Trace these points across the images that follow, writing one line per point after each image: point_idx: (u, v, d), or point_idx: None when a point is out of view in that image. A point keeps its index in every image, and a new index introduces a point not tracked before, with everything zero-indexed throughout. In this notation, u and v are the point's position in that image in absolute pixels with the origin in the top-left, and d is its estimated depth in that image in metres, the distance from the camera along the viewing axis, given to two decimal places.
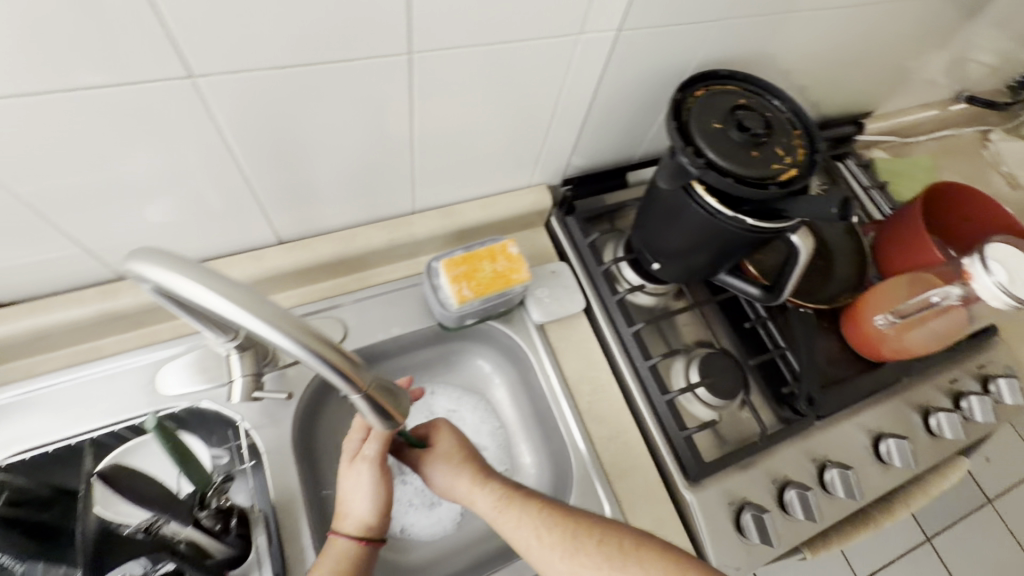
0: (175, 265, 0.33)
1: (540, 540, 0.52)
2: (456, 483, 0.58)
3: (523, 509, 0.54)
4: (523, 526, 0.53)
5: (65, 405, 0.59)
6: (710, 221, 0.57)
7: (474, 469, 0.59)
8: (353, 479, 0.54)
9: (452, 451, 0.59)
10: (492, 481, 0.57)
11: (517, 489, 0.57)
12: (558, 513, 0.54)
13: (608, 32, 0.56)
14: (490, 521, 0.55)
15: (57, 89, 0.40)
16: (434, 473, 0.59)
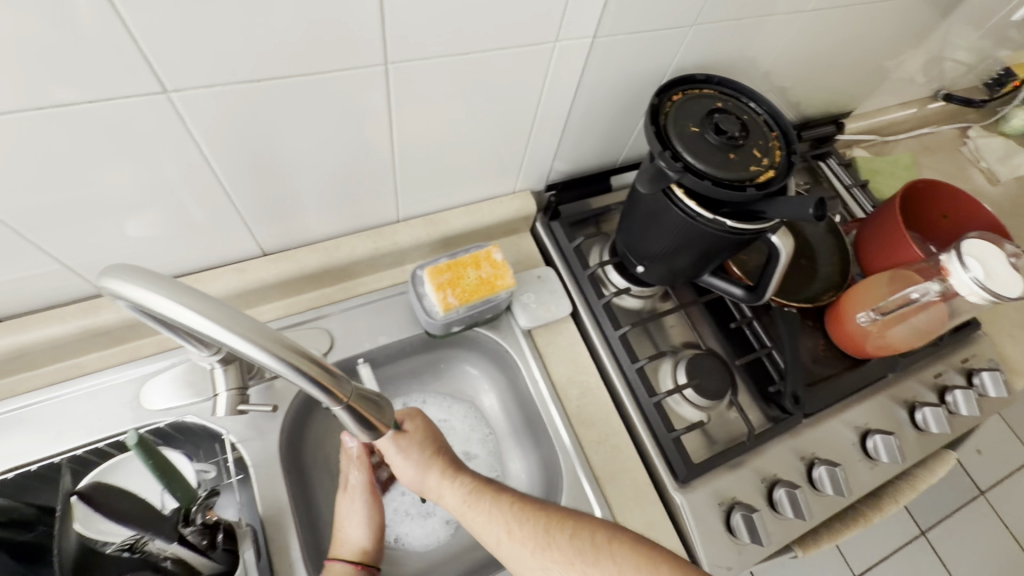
0: (146, 282, 0.33)
1: (509, 535, 0.51)
2: (426, 479, 0.56)
3: (494, 505, 0.53)
4: (493, 521, 0.52)
5: (47, 425, 0.58)
6: (690, 223, 0.58)
7: (444, 463, 0.57)
8: (346, 508, 0.55)
9: (424, 445, 0.57)
10: (462, 476, 0.56)
11: (489, 485, 0.55)
12: (529, 507, 0.53)
13: (585, 39, 0.56)
14: (459, 517, 0.54)
15: (29, 107, 0.40)
16: (403, 467, 0.56)
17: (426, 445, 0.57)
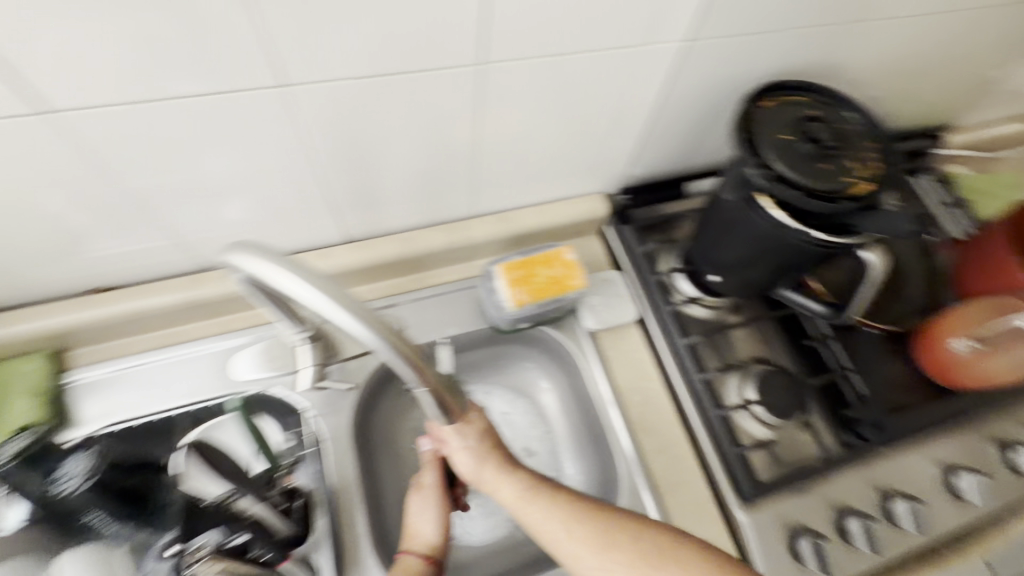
0: (264, 256, 0.36)
1: (569, 534, 0.49)
2: (482, 471, 0.53)
3: (553, 502, 0.51)
4: (552, 519, 0.50)
5: (152, 386, 0.64)
6: (774, 233, 0.56)
7: (501, 455, 0.53)
8: (417, 506, 0.56)
9: (484, 439, 0.53)
10: (519, 470, 0.53)
11: (545, 480, 0.53)
12: (590, 506, 0.51)
13: (672, 43, 0.56)
14: (515, 512, 0.51)
15: (167, 97, 0.45)
16: (461, 458, 0.53)
17: (485, 437, 0.53)
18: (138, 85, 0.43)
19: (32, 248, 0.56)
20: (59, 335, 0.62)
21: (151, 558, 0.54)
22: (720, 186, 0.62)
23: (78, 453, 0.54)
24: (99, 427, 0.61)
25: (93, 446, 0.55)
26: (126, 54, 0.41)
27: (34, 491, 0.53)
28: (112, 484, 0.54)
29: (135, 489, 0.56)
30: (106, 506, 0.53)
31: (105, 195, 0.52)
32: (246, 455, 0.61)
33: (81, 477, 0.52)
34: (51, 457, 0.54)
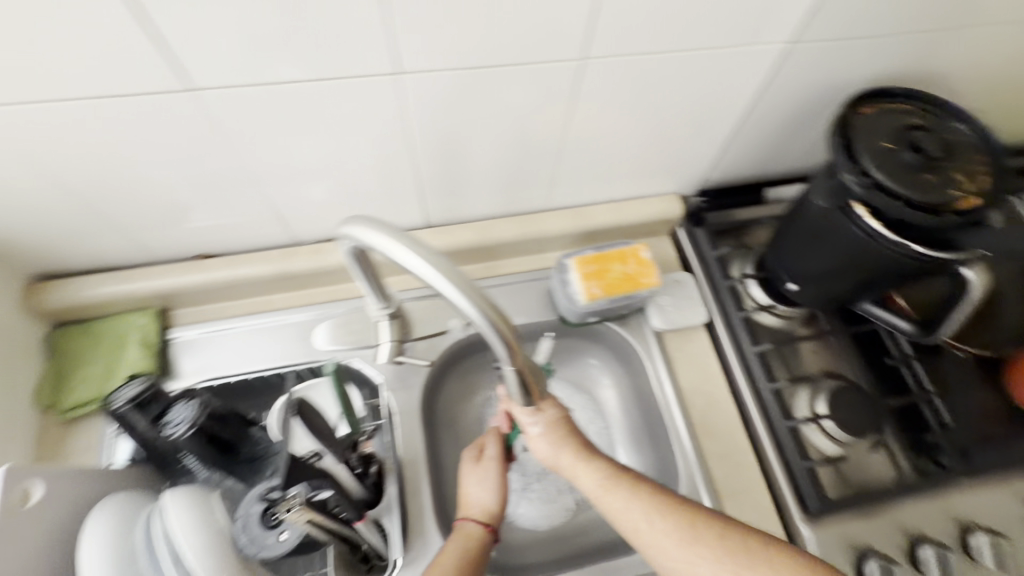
0: (385, 229, 0.39)
1: (652, 525, 0.50)
2: (560, 456, 0.56)
3: (632, 492, 0.52)
4: (633, 508, 0.51)
5: (242, 349, 0.69)
6: (866, 243, 0.55)
7: (578, 444, 0.56)
8: (476, 475, 0.58)
9: (560, 423, 0.56)
10: (597, 458, 0.55)
11: (624, 470, 0.55)
12: (671, 499, 0.51)
13: (777, 44, 0.56)
14: (593, 499, 0.53)
15: (297, 79, 0.48)
16: (539, 441, 0.56)
17: (561, 423, 0.56)
18: (275, 67, 0.47)
19: (152, 212, 0.61)
20: (164, 295, 0.67)
21: (246, 500, 0.53)
22: (808, 193, 0.61)
23: (185, 401, 0.56)
24: (195, 382, 0.66)
25: (196, 396, 0.57)
26: (271, 37, 0.44)
27: (147, 430, 0.56)
28: (215, 435, 0.57)
29: (231, 442, 0.59)
30: (205, 453, 0.58)
31: (222, 167, 0.57)
32: (337, 420, 0.65)
33: (187, 424, 0.55)
34: (160, 400, 0.57)
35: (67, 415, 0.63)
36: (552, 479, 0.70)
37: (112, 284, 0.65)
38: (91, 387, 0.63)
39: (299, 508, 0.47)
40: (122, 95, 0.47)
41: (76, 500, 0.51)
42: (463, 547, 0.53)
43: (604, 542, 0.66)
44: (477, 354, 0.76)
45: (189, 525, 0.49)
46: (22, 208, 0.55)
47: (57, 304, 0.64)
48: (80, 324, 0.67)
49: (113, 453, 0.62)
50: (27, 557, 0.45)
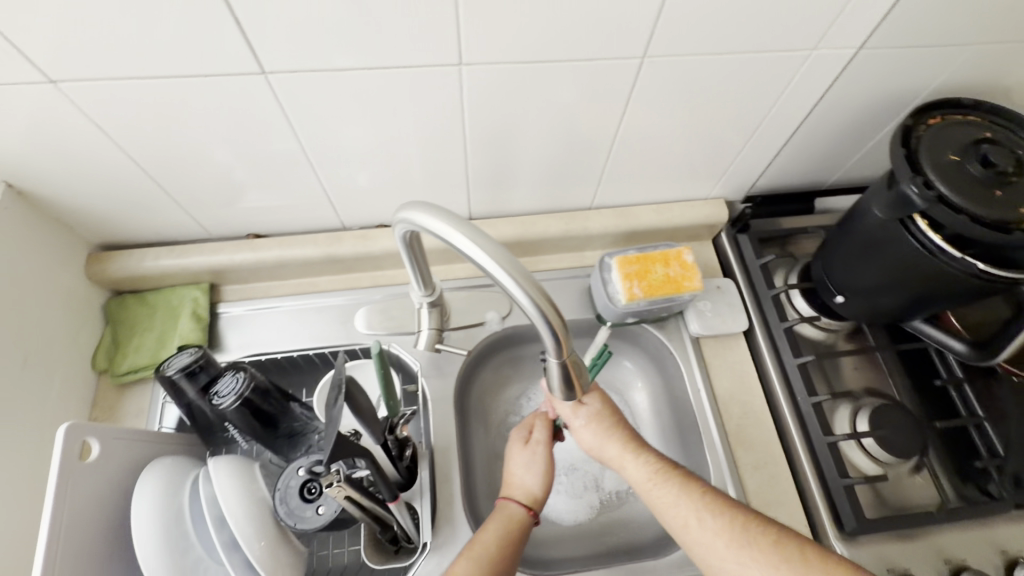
0: (444, 216, 0.41)
1: (701, 522, 0.51)
2: (608, 447, 0.58)
3: (683, 489, 0.53)
4: (682, 504, 0.52)
5: (286, 327, 0.71)
6: (923, 257, 0.53)
7: (627, 437, 0.59)
8: (523, 457, 0.60)
9: (605, 414, 0.60)
10: (645, 452, 0.57)
11: (673, 466, 0.56)
12: (722, 501, 0.52)
13: (845, 50, 0.54)
14: (641, 492, 0.55)
15: (363, 66, 0.50)
16: (584, 431, 0.60)
17: (605, 414, 0.60)
18: (344, 54, 0.48)
19: (210, 191, 0.63)
20: (216, 271, 0.69)
21: (286, 472, 0.55)
22: (865, 203, 0.59)
23: (232, 373, 0.58)
24: (239, 355, 0.69)
25: (243, 370, 0.58)
26: (344, 25, 0.46)
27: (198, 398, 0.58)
28: (257, 407, 0.58)
29: (272, 415, 0.59)
30: (248, 425, 0.58)
31: (279, 149, 0.58)
32: (377, 398, 0.67)
33: (234, 396, 0.56)
34: (209, 370, 0.58)
35: (120, 379, 0.66)
36: (578, 474, 0.70)
37: (168, 258, 0.68)
38: (146, 354, 0.66)
39: (337, 485, 0.48)
40: (195, 76, 0.48)
41: (130, 457, 0.53)
42: (505, 525, 0.54)
43: (631, 545, 0.66)
44: (512, 348, 0.77)
45: (236, 491, 0.51)
46: (94, 179, 0.58)
47: (117, 274, 0.67)
48: (136, 294, 0.70)
49: (162, 417, 0.64)
50: (86, 507, 0.47)
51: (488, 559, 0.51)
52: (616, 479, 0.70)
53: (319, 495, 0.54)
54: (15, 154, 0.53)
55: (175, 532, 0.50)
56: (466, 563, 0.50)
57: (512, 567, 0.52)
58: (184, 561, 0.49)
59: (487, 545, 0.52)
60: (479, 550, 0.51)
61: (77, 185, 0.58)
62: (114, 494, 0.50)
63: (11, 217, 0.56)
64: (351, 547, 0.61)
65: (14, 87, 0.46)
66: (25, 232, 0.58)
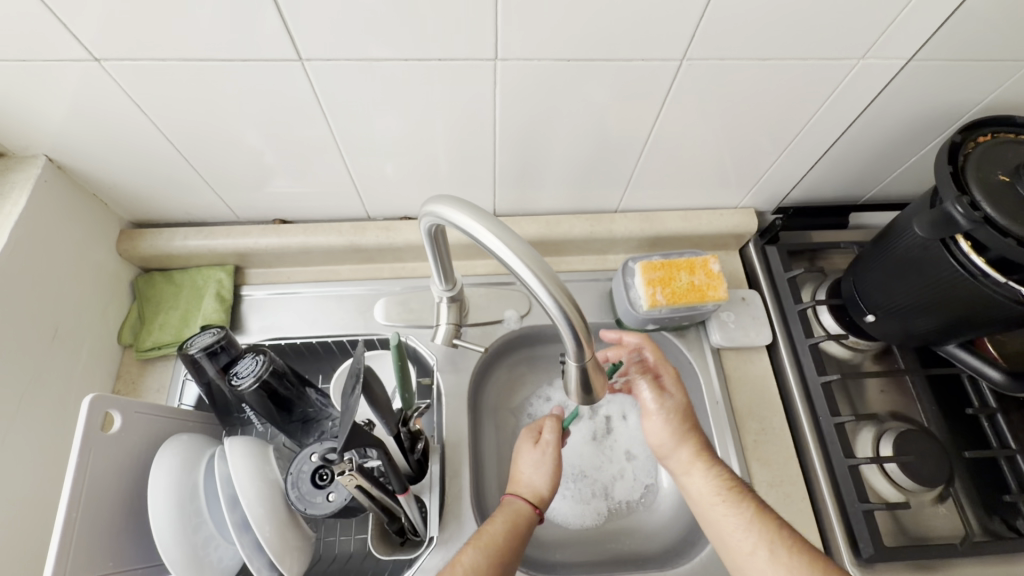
0: (471, 211, 0.40)
1: (770, 553, 0.50)
2: (680, 451, 0.59)
3: (754, 517, 0.52)
4: (753, 530, 0.51)
5: (306, 313, 0.72)
6: (963, 280, 0.51)
7: (700, 448, 0.58)
8: (533, 457, 0.59)
9: (684, 413, 0.60)
10: (717, 467, 0.57)
11: (744, 489, 0.55)
12: (795, 538, 0.51)
13: (894, 60, 0.53)
14: (704, 504, 0.55)
15: (398, 57, 0.49)
16: (656, 423, 0.61)
17: (684, 412, 0.60)
18: (380, 45, 0.48)
19: (241, 175, 0.64)
20: (241, 253, 0.70)
21: (298, 457, 0.55)
22: (905, 221, 0.57)
23: (252, 355, 0.58)
24: (260, 338, 0.69)
25: (263, 353, 0.59)
26: (382, 15, 0.45)
27: (217, 378, 0.59)
28: (275, 391, 0.58)
29: (289, 399, 0.60)
30: (265, 408, 0.58)
31: (310, 136, 0.58)
32: (393, 389, 0.67)
33: (253, 377, 0.56)
34: (230, 351, 0.59)
35: (143, 354, 0.67)
36: (587, 481, 0.69)
37: (196, 238, 0.69)
38: (170, 331, 0.67)
39: (349, 474, 0.48)
40: (234, 60, 0.49)
41: (150, 430, 0.54)
42: (512, 518, 0.54)
43: (638, 554, 0.65)
44: (528, 348, 0.78)
45: (249, 473, 0.52)
46: (130, 155, 0.59)
47: (146, 251, 0.68)
48: (163, 272, 0.71)
49: (182, 393, 0.66)
50: (105, 477, 0.48)
51: (493, 549, 0.51)
52: (626, 488, 0.69)
53: (330, 483, 0.54)
54: (58, 128, 0.54)
55: (189, 508, 0.51)
56: (473, 551, 0.50)
57: (516, 562, 0.51)
58: (195, 537, 0.50)
59: (495, 537, 0.52)
60: (484, 539, 0.51)
61: (113, 160, 0.59)
62: (132, 466, 0.51)
63: (50, 190, 0.58)
64: (357, 536, 0.62)
65: (60, 63, 0.48)
66: (62, 205, 0.59)
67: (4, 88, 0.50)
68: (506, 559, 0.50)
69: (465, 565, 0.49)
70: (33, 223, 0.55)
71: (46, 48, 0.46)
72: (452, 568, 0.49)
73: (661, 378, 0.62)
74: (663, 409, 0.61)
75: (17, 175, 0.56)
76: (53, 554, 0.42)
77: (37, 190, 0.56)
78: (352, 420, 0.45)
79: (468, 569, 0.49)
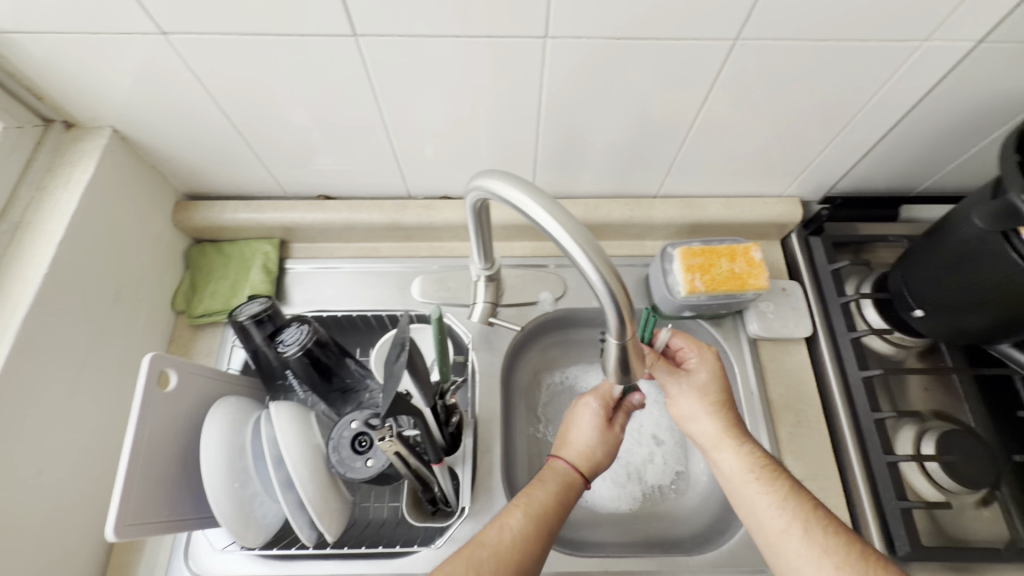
0: (521, 185, 0.41)
1: (805, 532, 0.49)
2: (706, 426, 0.58)
3: (789, 495, 0.51)
4: (786, 509, 0.51)
5: (346, 288, 0.74)
6: (1021, 274, 0.49)
7: (731, 425, 0.57)
8: (606, 437, 0.59)
9: (709, 390, 0.59)
10: (750, 444, 0.56)
11: (779, 468, 0.54)
12: (832, 517, 0.50)
13: (962, 43, 0.50)
14: (732, 479, 0.55)
15: (449, 34, 0.50)
16: (680, 400, 0.61)
17: (712, 387, 0.59)
18: (431, 22, 0.49)
19: (290, 149, 0.65)
20: (287, 228, 0.73)
21: (339, 424, 0.57)
22: (962, 213, 0.55)
23: (297, 324, 0.60)
24: (303, 310, 0.72)
25: (307, 323, 0.60)
26: None
27: (264, 345, 0.61)
28: (319, 360, 0.60)
29: (330, 367, 0.62)
30: (309, 376, 0.61)
31: (359, 114, 0.60)
32: (430, 362, 0.69)
33: (298, 346, 0.58)
34: (276, 321, 0.61)
35: (195, 320, 0.70)
36: (621, 464, 0.70)
37: (245, 212, 0.72)
38: (219, 300, 0.70)
39: (389, 439, 0.50)
40: (291, 35, 0.50)
41: (203, 392, 0.57)
42: (562, 483, 0.55)
43: (665, 539, 0.65)
44: (561, 330, 0.78)
45: (294, 434, 0.54)
46: (188, 127, 0.61)
47: (200, 222, 0.71)
48: (214, 243, 0.75)
49: (230, 358, 0.69)
50: (162, 429, 0.51)
51: (539, 516, 0.51)
52: (657, 472, 0.70)
53: (369, 449, 0.56)
54: (124, 99, 0.57)
55: (237, 464, 0.53)
56: (519, 515, 0.51)
57: (557, 531, 0.52)
58: (242, 492, 0.53)
59: (544, 502, 0.52)
60: (526, 504, 0.52)
61: (172, 133, 0.62)
62: (185, 424, 0.54)
63: (114, 159, 0.61)
64: (390, 504, 0.64)
65: (129, 36, 0.50)
66: (125, 175, 0.62)
67: (78, 60, 0.52)
68: (552, 522, 0.51)
69: (514, 530, 0.50)
70: (100, 190, 0.59)
71: (119, 20, 0.48)
72: (499, 530, 0.50)
73: (687, 360, 0.61)
74: (684, 387, 0.60)
75: (85, 145, 0.60)
76: (117, 497, 0.45)
77: (103, 160, 0.59)
78: (395, 387, 0.47)
79: (516, 535, 0.49)
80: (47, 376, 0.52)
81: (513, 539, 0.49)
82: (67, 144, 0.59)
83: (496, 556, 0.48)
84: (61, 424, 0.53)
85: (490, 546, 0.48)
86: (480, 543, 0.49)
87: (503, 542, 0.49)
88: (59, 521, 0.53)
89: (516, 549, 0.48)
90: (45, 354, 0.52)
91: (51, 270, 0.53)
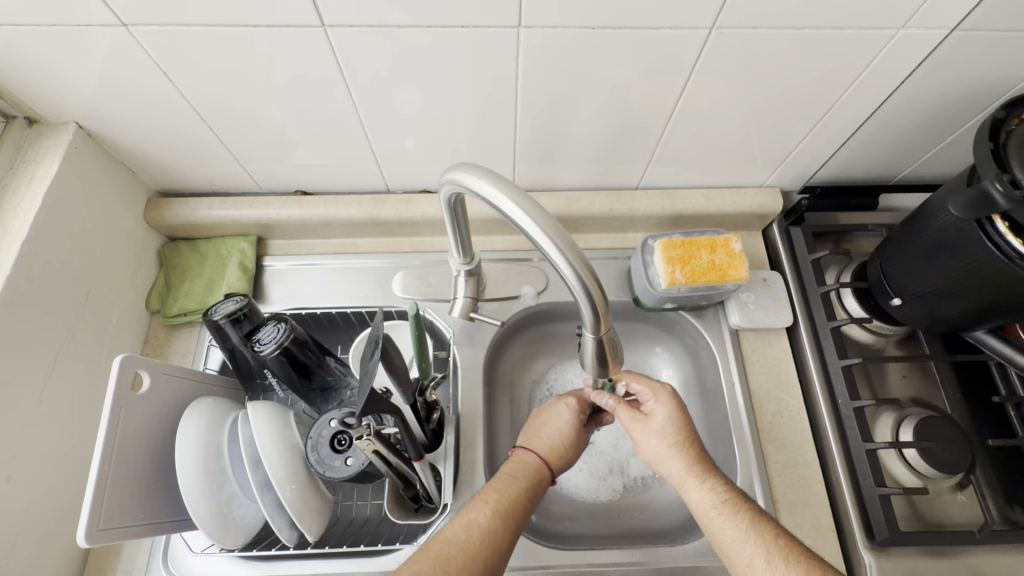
0: (493, 179, 0.40)
1: (768, 564, 0.48)
2: (672, 466, 0.57)
3: (751, 527, 0.50)
4: (751, 542, 0.49)
5: (325, 285, 0.73)
6: (996, 263, 0.49)
7: (697, 460, 0.56)
8: (576, 436, 0.60)
9: (668, 432, 0.58)
10: (712, 478, 0.55)
11: (744, 500, 0.53)
12: (797, 547, 0.48)
13: (937, 31, 0.50)
14: (701, 517, 0.53)
15: (420, 25, 0.49)
16: (645, 444, 0.59)
17: (672, 426, 0.58)
18: (402, 12, 0.48)
19: (262, 144, 0.64)
20: (264, 224, 0.72)
21: (319, 422, 0.57)
22: (938, 201, 0.56)
23: (274, 323, 0.59)
24: (281, 308, 0.71)
25: (285, 322, 0.59)
26: None
27: (241, 344, 0.60)
28: (296, 358, 0.59)
29: (308, 366, 0.61)
30: (287, 376, 0.60)
31: (331, 108, 0.59)
32: (410, 359, 0.69)
33: (274, 344, 0.57)
34: (253, 319, 0.60)
35: (170, 320, 0.69)
36: (603, 457, 0.71)
37: (219, 208, 0.70)
38: (195, 299, 0.69)
39: (367, 438, 0.49)
40: (257, 26, 0.49)
41: (176, 395, 0.56)
42: (525, 474, 0.55)
43: (648, 529, 0.65)
44: (545, 324, 0.77)
45: (271, 435, 0.53)
46: (157, 124, 0.60)
47: (173, 220, 0.70)
48: (189, 241, 0.73)
49: (207, 359, 0.68)
50: (135, 433, 0.49)
51: (508, 512, 0.51)
52: (640, 464, 0.70)
53: (348, 448, 0.56)
54: (87, 97, 0.56)
55: (213, 466, 0.52)
56: (488, 511, 0.50)
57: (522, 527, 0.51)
58: (219, 494, 0.52)
59: (512, 498, 0.52)
60: (496, 499, 0.51)
61: (141, 130, 0.61)
62: (160, 425, 0.53)
63: (80, 156, 0.59)
64: (373, 501, 0.64)
65: (89, 28, 0.48)
66: (92, 171, 0.61)
67: (36, 56, 0.51)
68: (515, 520, 0.51)
69: (481, 526, 0.49)
70: (65, 188, 0.57)
71: (76, 12, 0.47)
72: (468, 526, 0.49)
73: (645, 403, 0.61)
74: (644, 432, 0.59)
75: (49, 142, 0.58)
76: (88, 502, 0.44)
77: (68, 156, 0.58)
78: (370, 385, 0.46)
79: (484, 529, 0.49)
80: (14, 380, 0.51)
81: (481, 537, 0.49)
82: (30, 140, 0.58)
83: (464, 553, 0.47)
84: (31, 429, 0.52)
85: (459, 543, 0.48)
86: (448, 541, 0.48)
87: (470, 538, 0.48)
88: (31, 527, 0.52)
89: (483, 546, 0.48)
90: (12, 358, 0.51)
91: (15, 272, 0.51)
